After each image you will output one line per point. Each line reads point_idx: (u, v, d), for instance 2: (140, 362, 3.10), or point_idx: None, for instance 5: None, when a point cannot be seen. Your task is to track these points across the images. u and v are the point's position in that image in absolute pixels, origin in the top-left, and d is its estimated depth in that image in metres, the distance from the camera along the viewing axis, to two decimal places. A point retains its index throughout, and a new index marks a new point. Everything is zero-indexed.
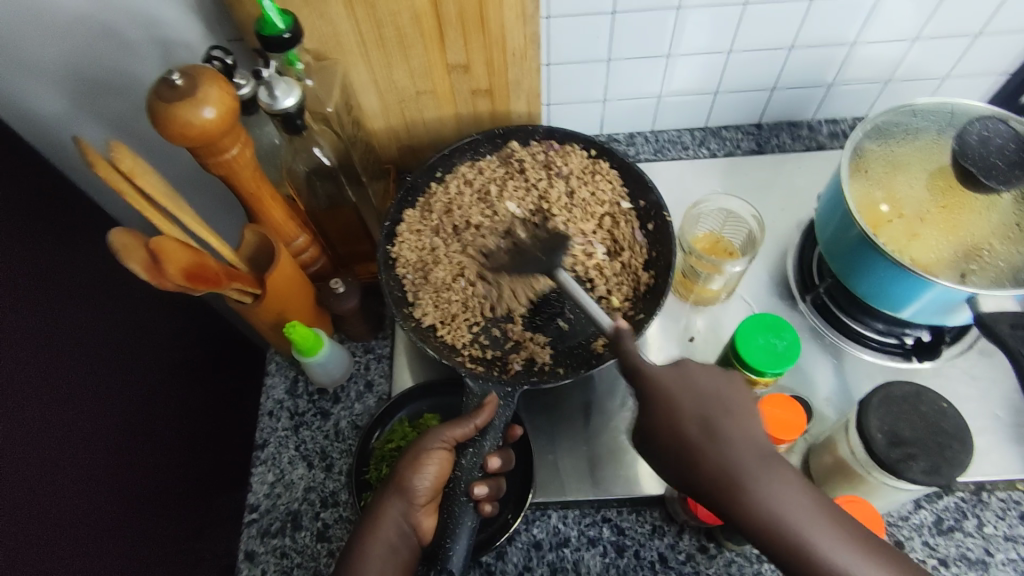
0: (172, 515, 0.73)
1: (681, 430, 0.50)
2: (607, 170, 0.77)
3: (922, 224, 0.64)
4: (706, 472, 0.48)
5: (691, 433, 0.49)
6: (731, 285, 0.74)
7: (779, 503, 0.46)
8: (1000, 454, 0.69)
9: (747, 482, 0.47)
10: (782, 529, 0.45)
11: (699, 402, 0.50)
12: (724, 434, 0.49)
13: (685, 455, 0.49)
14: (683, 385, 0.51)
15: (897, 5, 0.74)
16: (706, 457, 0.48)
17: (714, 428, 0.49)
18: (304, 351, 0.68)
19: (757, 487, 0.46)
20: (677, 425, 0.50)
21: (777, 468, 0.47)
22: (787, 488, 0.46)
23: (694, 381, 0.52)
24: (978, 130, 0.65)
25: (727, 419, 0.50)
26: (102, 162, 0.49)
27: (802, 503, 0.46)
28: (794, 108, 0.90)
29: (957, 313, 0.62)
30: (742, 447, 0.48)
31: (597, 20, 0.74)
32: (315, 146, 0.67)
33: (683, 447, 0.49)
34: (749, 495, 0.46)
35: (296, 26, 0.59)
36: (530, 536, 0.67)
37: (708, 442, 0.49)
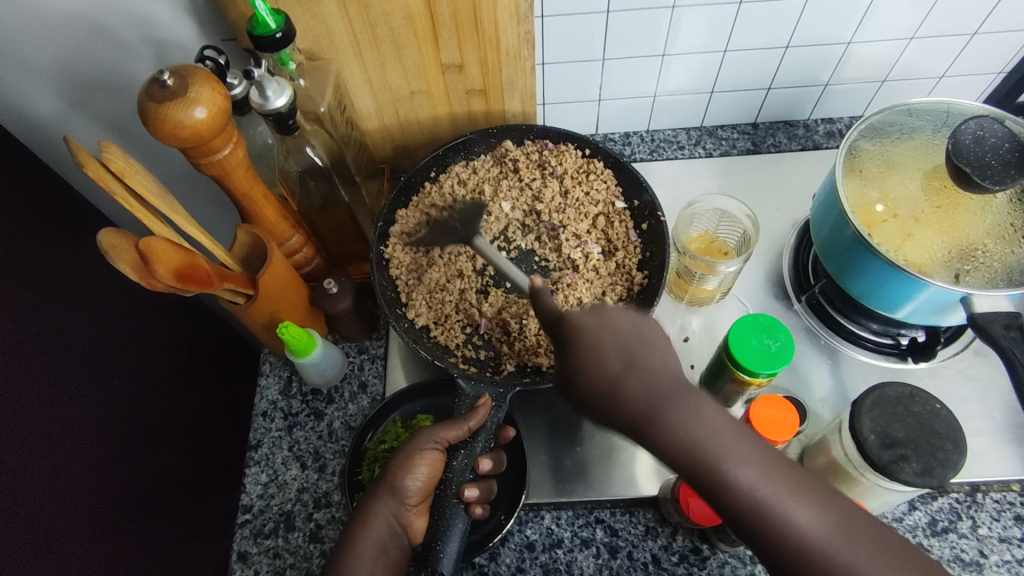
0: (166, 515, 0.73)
1: (604, 362, 0.46)
2: (601, 169, 0.77)
3: (917, 224, 0.64)
4: (626, 401, 0.44)
5: (612, 365, 0.45)
6: (726, 285, 0.74)
7: (701, 430, 0.42)
8: (995, 456, 0.68)
9: (666, 410, 0.43)
10: (696, 454, 0.41)
11: (629, 334, 0.47)
12: (644, 360, 0.45)
13: (604, 389, 0.45)
14: (604, 324, 0.48)
15: (893, 4, 0.73)
16: (627, 385, 0.44)
17: (634, 358, 0.45)
18: (297, 352, 0.68)
19: (674, 415, 0.42)
20: (601, 358, 0.46)
21: (697, 398, 0.43)
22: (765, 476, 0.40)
23: (617, 314, 0.49)
24: (973, 130, 0.62)
25: (649, 352, 0.45)
26: (93, 162, 0.48)
27: (717, 426, 0.42)
28: (790, 108, 0.90)
29: (951, 313, 0.62)
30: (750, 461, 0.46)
31: (591, 20, 0.73)
32: (308, 146, 0.67)
33: (606, 381, 0.45)
34: (665, 428, 0.42)
35: (287, 26, 0.59)
36: (523, 537, 0.67)
37: (624, 366, 0.45)
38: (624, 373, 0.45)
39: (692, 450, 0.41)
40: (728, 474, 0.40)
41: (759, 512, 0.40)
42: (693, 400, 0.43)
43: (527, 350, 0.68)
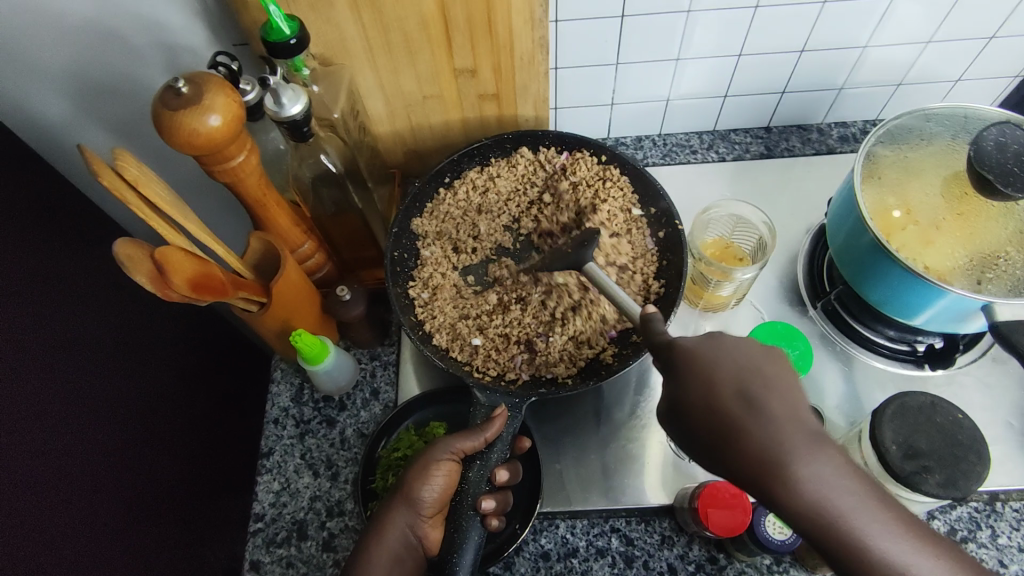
0: (178, 523, 0.72)
1: (719, 403, 0.43)
2: (617, 177, 0.76)
3: (936, 231, 0.64)
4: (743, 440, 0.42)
5: (729, 405, 0.43)
6: (741, 291, 0.73)
7: (832, 487, 0.40)
8: (1014, 464, 0.68)
9: (794, 466, 0.40)
10: (828, 513, 0.40)
11: (742, 371, 0.44)
12: (764, 405, 0.43)
13: (719, 433, 0.43)
14: (720, 354, 0.45)
15: (911, 7, 0.73)
16: (749, 431, 0.42)
17: (755, 402, 0.43)
18: (310, 359, 0.67)
19: (803, 469, 0.40)
20: (712, 391, 0.44)
21: (825, 449, 0.41)
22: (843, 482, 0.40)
23: (725, 345, 0.46)
24: (995, 136, 0.62)
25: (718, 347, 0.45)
26: (106, 170, 0.48)
27: (851, 482, 0.40)
28: (804, 111, 0.89)
29: (971, 322, 0.61)
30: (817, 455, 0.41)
31: (606, 24, 0.73)
32: (322, 154, 0.66)
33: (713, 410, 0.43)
34: (795, 475, 0.40)
35: (302, 32, 0.58)
36: (538, 546, 0.67)
37: (745, 412, 0.43)
38: (738, 419, 0.43)
39: (824, 510, 0.40)
40: (870, 540, 0.39)
41: (853, 551, 0.39)
42: (812, 448, 0.41)
43: (541, 359, 0.68)
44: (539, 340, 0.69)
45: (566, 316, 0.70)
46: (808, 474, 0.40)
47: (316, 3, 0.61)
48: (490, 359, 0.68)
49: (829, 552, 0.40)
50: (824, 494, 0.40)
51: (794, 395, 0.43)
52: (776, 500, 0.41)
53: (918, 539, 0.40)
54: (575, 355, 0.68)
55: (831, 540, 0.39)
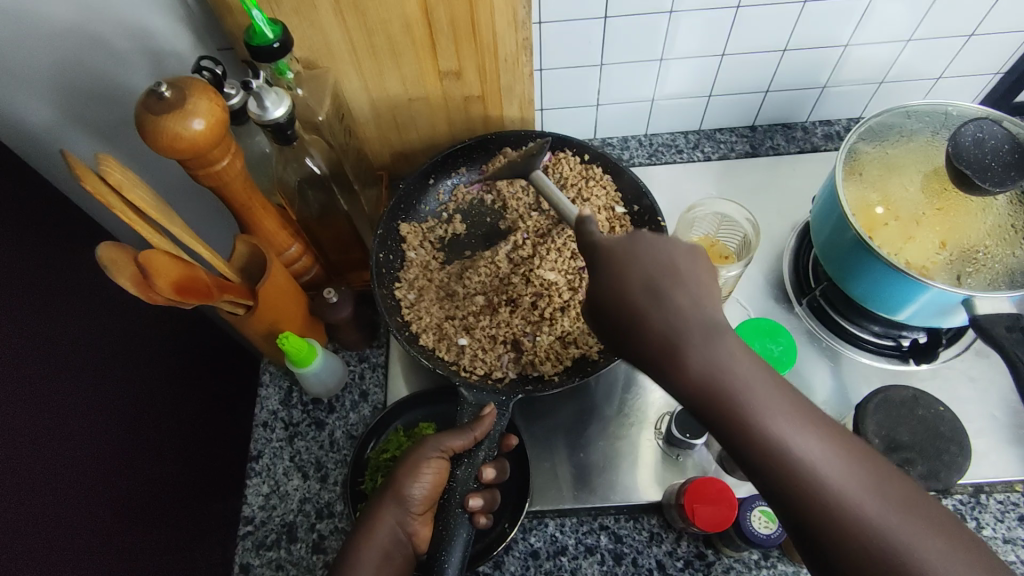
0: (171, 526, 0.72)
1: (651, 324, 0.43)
2: (600, 176, 0.77)
3: (918, 227, 0.64)
4: (650, 336, 0.43)
5: (662, 323, 0.43)
6: (727, 288, 0.74)
7: (742, 379, 0.40)
8: (998, 456, 0.68)
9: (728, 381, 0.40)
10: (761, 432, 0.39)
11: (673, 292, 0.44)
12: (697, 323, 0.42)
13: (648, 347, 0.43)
14: (636, 254, 0.46)
15: (891, 5, 0.73)
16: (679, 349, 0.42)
17: (660, 292, 0.44)
18: (298, 362, 0.68)
19: (696, 352, 0.41)
20: (621, 287, 0.45)
21: (725, 337, 0.42)
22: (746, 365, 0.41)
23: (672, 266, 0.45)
24: (972, 131, 0.62)
25: (670, 279, 0.44)
26: (90, 176, 0.48)
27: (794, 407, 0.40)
28: (788, 110, 0.90)
29: (953, 315, 0.62)
30: (700, 331, 0.42)
31: (589, 25, 0.73)
32: (306, 156, 0.66)
33: (627, 312, 0.44)
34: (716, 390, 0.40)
35: (285, 35, 0.59)
36: (527, 545, 0.67)
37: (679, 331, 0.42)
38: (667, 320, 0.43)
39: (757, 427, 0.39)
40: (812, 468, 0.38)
41: (727, 409, 0.40)
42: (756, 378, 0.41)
43: (527, 358, 0.68)
44: (526, 339, 0.70)
45: (553, 316, 0.70)
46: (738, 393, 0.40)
47: (299, 7, 0.62)
48: (476, 359, 0.69)
49: (731, 439, 0.40)
50: (719, 373, 0.41)
51: (667, 242, 0.47)
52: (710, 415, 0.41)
53: (783, 398, 0.40)
54: (561, 354, 0.68)
55: (735, 426, 0.40)
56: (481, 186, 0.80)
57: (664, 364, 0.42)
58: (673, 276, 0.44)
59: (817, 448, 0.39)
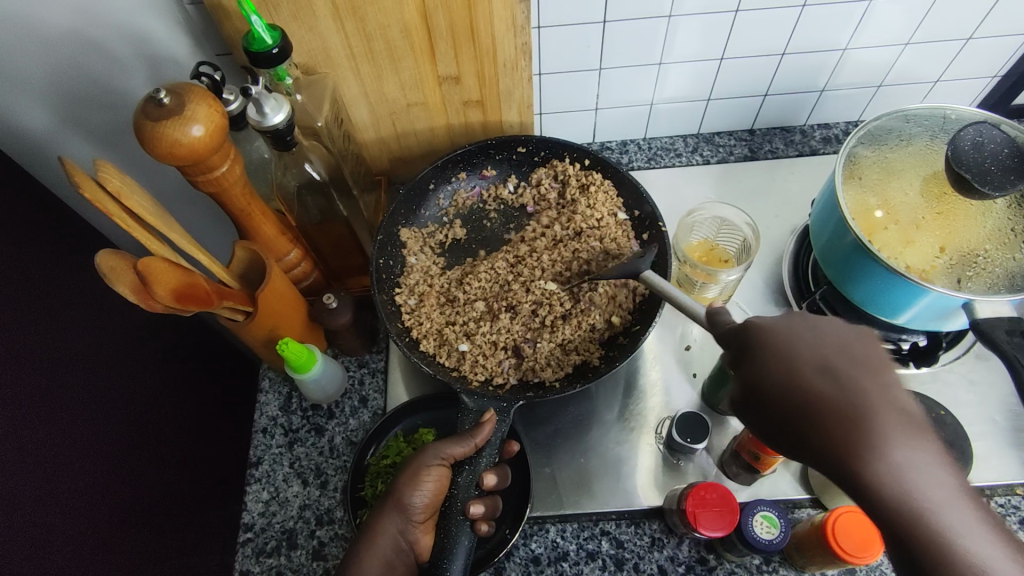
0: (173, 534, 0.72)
1: (803, 378, 0.39)
2: (601, 181, 0.77)
3: (917, 230, 0.64)
4: (827, 424, 0.38)
5: (816, 382, 0.39)
6: (726, 293, 0.74)
7: (889, 435, 0.36)
8: (998, 459, 0.68)
9: (889, 448, 0.36)
10: (919, 508, 0.35)
11: (824, 351, 0.40)
12: (853, 379, 0.38)
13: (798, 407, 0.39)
14: (805, 335, 0.41)
15: (889, 9, 0.73)
16: (837, 409, 0.38)
17: (846, 379, 0.38)
18: (297, 368, 0.67)
19: (900, 458, 0.36)
20: (793, 369, 0.40)
21: (927, 442, 0.36)
22: (935, 466, 0.36)
23: (816, 324, 0.42)
24: (972, 135, 0.62)
25: (851, 362, 0.39)
26: (88, 183, 0.48)
27: (954, 489, 0.36)
28: (786, 114, 0.90)
29: (953, 319, 0.62)
30: (890, 415, 0.37)
31: (588, 29, 0.73)
32: (306, 162, 0.66)
33: (808, 400, 0.39)
34: (875, 462, 0.36)
35: (284, 41, 0.59)
36: (528, 551, 0.67)
37: (834, 387, 0.38)
38: (803, 375, 0.39)
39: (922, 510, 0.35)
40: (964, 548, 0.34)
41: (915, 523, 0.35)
42: (922, 452, 0.36)
43: (528, 364, 0.68)
44: (526, 345, 0.69)
45: (554, 323, 0.70)
46: (901, 470, 0.36)
47: (298, 12, 0.62)
48: (477, 365, 0.68)
49: (913, 557, 0.35)
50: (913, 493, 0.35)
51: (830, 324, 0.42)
52: (871, 494, 0.36)
53: (973, 508, 0.35)
54: (562, 361, 0.68)
55: (918, 542, 0.35)
56: (481, 191, 0.80)
57: (848, 467, 0.36)
58: (854, 360, 0.39)
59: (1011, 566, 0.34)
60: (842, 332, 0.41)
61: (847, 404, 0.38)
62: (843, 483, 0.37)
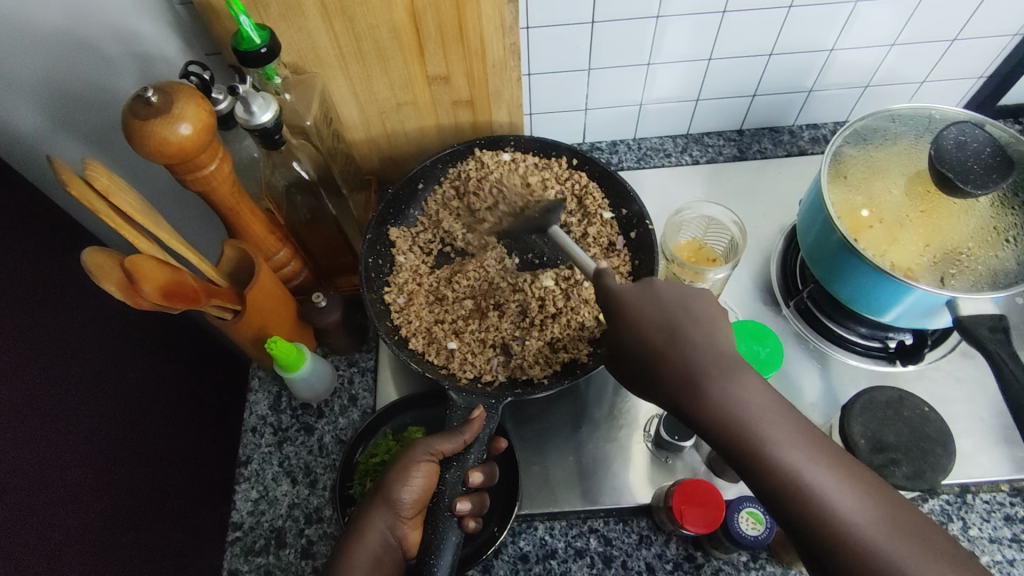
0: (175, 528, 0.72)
1: (647, 339, 0.50)
2: (586, 181, 0.77)
3: (901, 229, 0.65)
4: (668, 372, 0.49)
5: (654, 339, 0.50)
6: (715, 291, 0.74)
7: (706, 369, 0.48)
8: (984, 456, 0.69)
9: (707, 382, 0.47)
10: (734, 422, 0.45)
11: (664, 313, 0.51)
12: (684, 335, 0.49)
13: (641, 355, 0.51)
14: (649, 301, 0.52)
15: (874, 12, 0.74)
16: (670, 358, 0.49)
17: (676, 332, 0.50)
18: (286, 367, 0.67)
19: (714, 386, 0.47)
20: (640, 330, 0.50)
21: (739, 371, 0.47)
22: (746, 388, 0.46)
23: (669, 289, 0.53)
24: (954, 134, 0.63)
25: (691, 324, 0.50)
26: (78, 182, 0.48)
27: (759, 403, 0.46)
28: (775, 114, 0.91)
29: (937, 317, 0.63)
30: (705, 352, 0.49)
31: (577, 30, 0.74)
32: (294, 160, 0.67)
33: (647, 353, 0.50)
34: (701, 395, 0.47)
35: (272, 41, 0.59)
36: (517, 548, 0.67)
37: (668, 342, 0.49)
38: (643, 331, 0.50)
39: (737, 429, 0.45)
40: (774, 454, 0.44)
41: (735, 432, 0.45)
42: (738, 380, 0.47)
43: (517, 361, 0.68)
44: (515, 343, 0.70)
45: (544, 321, 0.71)
46: (718, 397, 0.46)
47: (287, 12, 0.62)
48: (466, 362, 0.69)
49: (733, 457, 0.46)
50: (730, 409, 0.46)
51: (683, 296, 0.52)
52: (695, 416, 0.47)
53: (785, 422, 0.46)
54: (551, 358, 0.68)
55: (735, 442, 0.45)
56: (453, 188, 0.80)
57: (684, 394, 0.48)
58: (690, 318, 0.50)
59: (809, 460, 0.44)
60: (681, 295, 0.52)
61: (681, 355, 0.49)
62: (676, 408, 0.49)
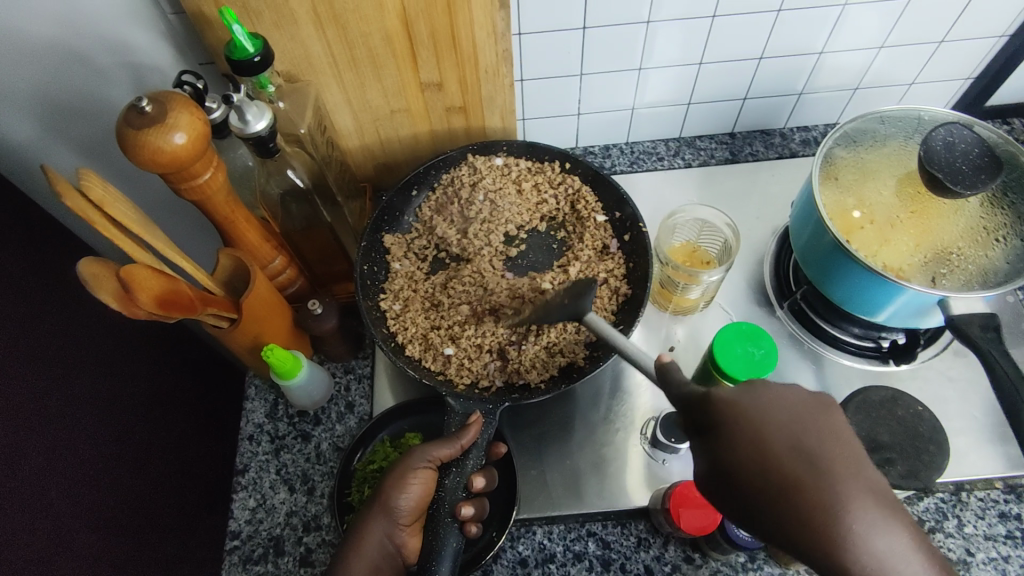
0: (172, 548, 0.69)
1: (775, 460, 0.35)
2: (579, 185, 0.77)
3: (892, 230, 0.65)
4: (813, 521, 0.33)
5: (788, 463, 0.35)
6: (709, 294, 0.75)
7: (863, 515, 0.33)
8: (978, 454, 0.70)
9: (874, 540, 0.33)
10: None
11: (792, 427, 0.36)
12: (825, 458, 0.35)
13: (775, 487, 0.35)
14: (764, 402, 0.37)
15: (862, 15, 0.75)
16: (809, 495, 0.34)
17: (813, 454, 0.35)
18: (283, 374, 0.68)
19: (874, 538, 0.33)
20: (762, 447, 0.36)
21: (900, 517, 0.34)
22: (904, 542, 0.34)
23: (776, 392, 0.38)
24: (943, 135, 0.63)
25: (830, 444, 0.35)
26: (71, 191, 0.48)
27: (935, 573, 0.33)
28: (765, 117, 0.91)
29: (929, 316, 0.63)
30: (856, 486, 0.34)
31: (569, 36, 0.74)
32: (288, 168, 0.67)
33: (779, 483, 0.35)
34: (854, 555, 0.33)
35: (265, 50, 0.59)
36: (515, 553, 0.67)
37: (807, 471, 0.34)
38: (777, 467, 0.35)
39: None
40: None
41: None
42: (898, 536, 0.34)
43: (513, 367, 0.68)
44: (511, 348, 0.70)
45: (540, 325, 0.71)
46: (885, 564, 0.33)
47: (281, 21, 0.62)
48: (462, 369, 0.68)
49: None
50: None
51: (831, 422, 0.36)
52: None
53: None
54: (547, 363, 0.68)
55: None
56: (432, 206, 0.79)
57: (834, 558, 0.33)
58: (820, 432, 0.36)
59: None
60: (796, 399, 0.38)
61: (849, 503, 0.34)
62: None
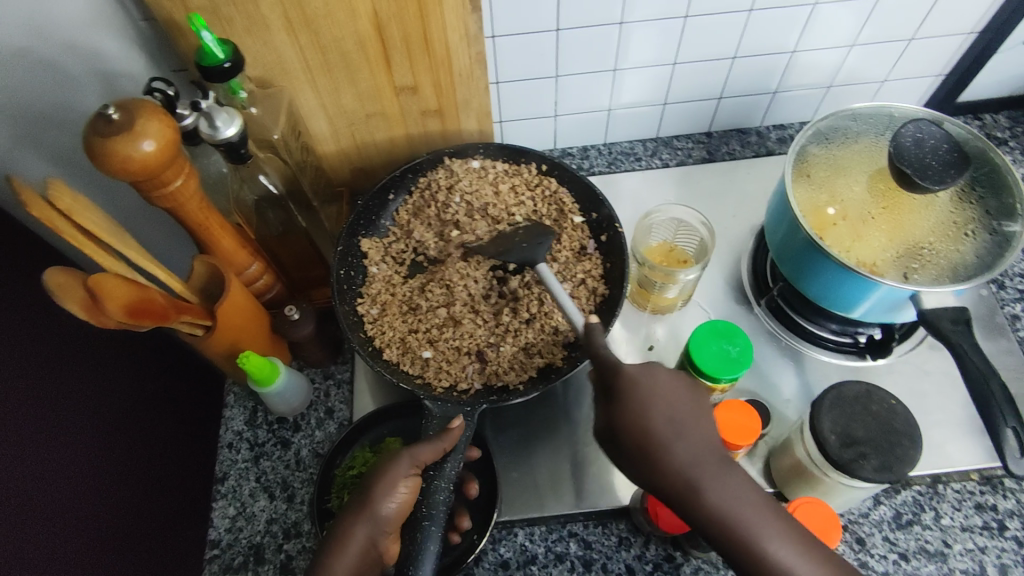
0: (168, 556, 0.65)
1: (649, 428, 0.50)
2: (556, 186, 0.78)
3: (865, 226, 0.66)
4: (665, 468, 0.48)
5: (658, 429, 0.50)
6: (687, 292, 0.75)
7: (701, 466, 0.48)
8: (954, 446, 0.70)
9: (705, 484, 0.47)
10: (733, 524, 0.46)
11: (663, 407, 0.51)
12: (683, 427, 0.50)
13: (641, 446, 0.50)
14: (654, 385, 0.52)
15: (833, 14, 0.76)
16: (668, 452, 0.49)
17: (677, 424, 0.50)
18: (260, 381, 0.67)
19: (711, 484, 0.47)
20: (643, 420, 0.50)
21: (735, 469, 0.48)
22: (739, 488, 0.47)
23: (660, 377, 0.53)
24: (912, 132, 0.64)
25: (688, 418, 0.50)
26: (38, 202, 0.48)
27: (756, 504, 0.46)
28: (741, 116, 0.92)
29: (904, 311, 0.64)
30: (698, 444, 0.49)
31: (542, 38, 0.75)
32: (261, 174, 0.67)
33: (643, 442, 0.50)
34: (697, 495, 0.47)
35: (236, 56, 0.59)
36: (497, 555, 0.67)
37: (669, 434, 0.49)
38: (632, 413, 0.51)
39: (732, 524, 0.46)
40: (767, 550, 0.45)
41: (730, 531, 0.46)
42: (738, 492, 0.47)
43: (492, 368, 0.68)
44: (489, 350, 0.70)
45: (518, 326, 0.71)
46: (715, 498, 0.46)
47: (251, 26, 0.62)
48: (441, 371, 0.68)
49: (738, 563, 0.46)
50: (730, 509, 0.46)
51: (679, 396, 0.52)
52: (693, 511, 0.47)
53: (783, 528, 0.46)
54: (525, 364, 0.69)
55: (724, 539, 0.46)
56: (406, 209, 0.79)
57: (682, 495, 0.47)
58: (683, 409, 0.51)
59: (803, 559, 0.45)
60: (673, 385, 0.52)
61: (681, 452, 0.48)
62: (674, 506, 0.48)
